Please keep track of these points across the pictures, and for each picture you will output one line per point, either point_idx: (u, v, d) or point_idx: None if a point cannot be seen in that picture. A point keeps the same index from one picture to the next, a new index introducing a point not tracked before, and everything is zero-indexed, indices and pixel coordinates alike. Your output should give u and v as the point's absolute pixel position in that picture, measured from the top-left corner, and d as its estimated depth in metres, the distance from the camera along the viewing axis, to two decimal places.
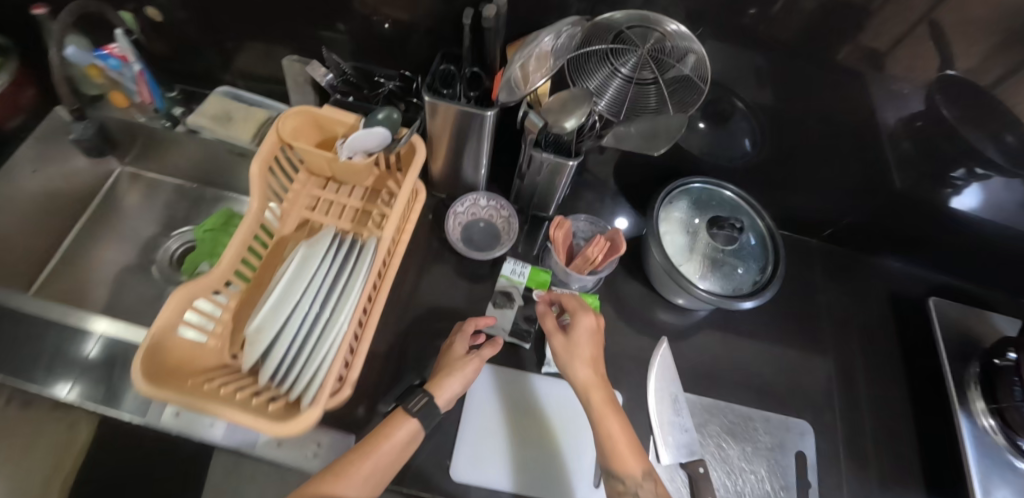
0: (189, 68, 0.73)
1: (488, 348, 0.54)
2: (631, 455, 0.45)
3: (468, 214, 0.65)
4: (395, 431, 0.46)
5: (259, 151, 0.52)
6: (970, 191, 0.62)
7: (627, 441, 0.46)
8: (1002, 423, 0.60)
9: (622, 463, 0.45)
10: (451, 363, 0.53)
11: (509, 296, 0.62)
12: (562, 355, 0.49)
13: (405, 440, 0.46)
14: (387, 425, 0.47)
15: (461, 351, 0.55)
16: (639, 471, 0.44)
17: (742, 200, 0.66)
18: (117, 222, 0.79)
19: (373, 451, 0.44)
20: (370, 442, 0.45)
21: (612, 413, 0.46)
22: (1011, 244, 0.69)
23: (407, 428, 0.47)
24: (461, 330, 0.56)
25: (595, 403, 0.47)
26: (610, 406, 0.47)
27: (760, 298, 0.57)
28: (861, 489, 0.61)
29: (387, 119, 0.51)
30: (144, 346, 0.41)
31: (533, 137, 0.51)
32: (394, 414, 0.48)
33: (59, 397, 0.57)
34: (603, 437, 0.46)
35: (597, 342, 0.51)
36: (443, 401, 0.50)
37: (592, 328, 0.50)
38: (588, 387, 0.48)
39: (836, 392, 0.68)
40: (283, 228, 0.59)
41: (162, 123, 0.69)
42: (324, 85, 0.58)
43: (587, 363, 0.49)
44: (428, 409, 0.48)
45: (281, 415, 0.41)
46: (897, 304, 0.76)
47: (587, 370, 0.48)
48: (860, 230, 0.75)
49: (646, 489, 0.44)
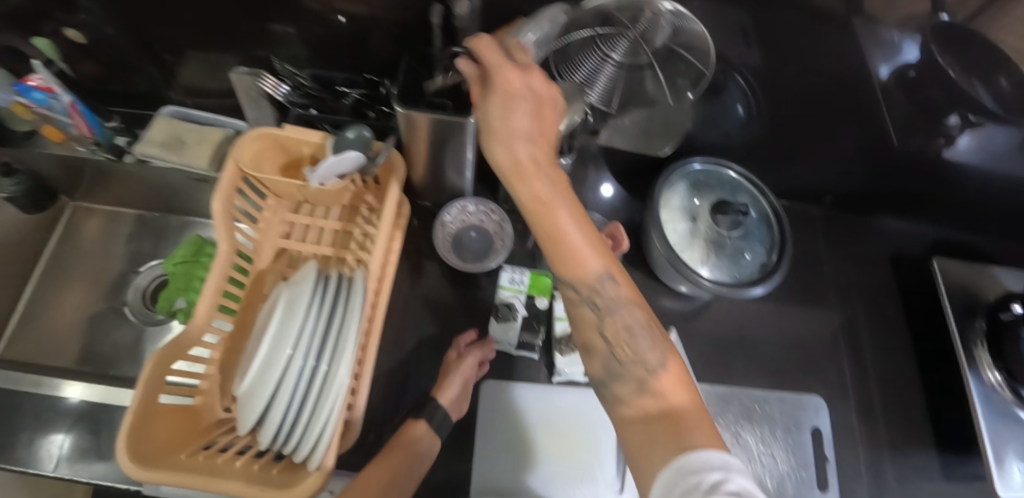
0: (127, 88, 0.66)
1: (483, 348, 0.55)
2: (584, 259, 0.35)
3: (458, 223, 0.60)
4: (412, 440, 0.46)
5: (220, 186, 0.46)
6: (961, 138, 0.59)
7: (576, 244, 0.35)
8: (1008, 377, 0.61)
9: (563, 265, 0.35)
10: (452, 368, 0.53)
11: (512, 308, 0.57)
12: (485, 133, 0.36)
13: (421, 445, 0.47)
14: (402, 436, 0.47)
15: (455, 355, 0.55)
16: (592, 271, 0.35)
17: (745, 180, 0.63)
18: (78, 264, 0.73)
19: (387, 460, 0.44)
20: (385, 456, 0.44)
21: (551, 199, 0.34)
22: (1007, 192, 0.68)
23: (423, 434, 0.47)
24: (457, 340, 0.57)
25: (526, 193, 0.35)
26: (554, 192, 0.35)
27: (770, 283, 0.55)
28: (873, 454, 0.62)
29: (357, 137, 0.46)
30: (127, 428, 0.38)
31: None
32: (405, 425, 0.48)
33: (50, 475, 0.54)
34: (545, 239, 0.35)
35: (529, 103, 0.35)
36: (451, 409, 0.51)
37: (516, 93, 0.35)
38: (514, 174, 0.35)
39: (845, 361, 0.67)
40: (261, 260, 0.54)
41: (104, 155, 0.63)
42: (282, 100, 0.54)
43: (508, 142, 0.35)
44: (438, 414, 0.49)
45: (288, 482, 0.39)
46: (898, 263, 0.75)
47: (515, 156, 0.35)
48: (858, 193, 0.73)
49: (603, 296, 0.35)
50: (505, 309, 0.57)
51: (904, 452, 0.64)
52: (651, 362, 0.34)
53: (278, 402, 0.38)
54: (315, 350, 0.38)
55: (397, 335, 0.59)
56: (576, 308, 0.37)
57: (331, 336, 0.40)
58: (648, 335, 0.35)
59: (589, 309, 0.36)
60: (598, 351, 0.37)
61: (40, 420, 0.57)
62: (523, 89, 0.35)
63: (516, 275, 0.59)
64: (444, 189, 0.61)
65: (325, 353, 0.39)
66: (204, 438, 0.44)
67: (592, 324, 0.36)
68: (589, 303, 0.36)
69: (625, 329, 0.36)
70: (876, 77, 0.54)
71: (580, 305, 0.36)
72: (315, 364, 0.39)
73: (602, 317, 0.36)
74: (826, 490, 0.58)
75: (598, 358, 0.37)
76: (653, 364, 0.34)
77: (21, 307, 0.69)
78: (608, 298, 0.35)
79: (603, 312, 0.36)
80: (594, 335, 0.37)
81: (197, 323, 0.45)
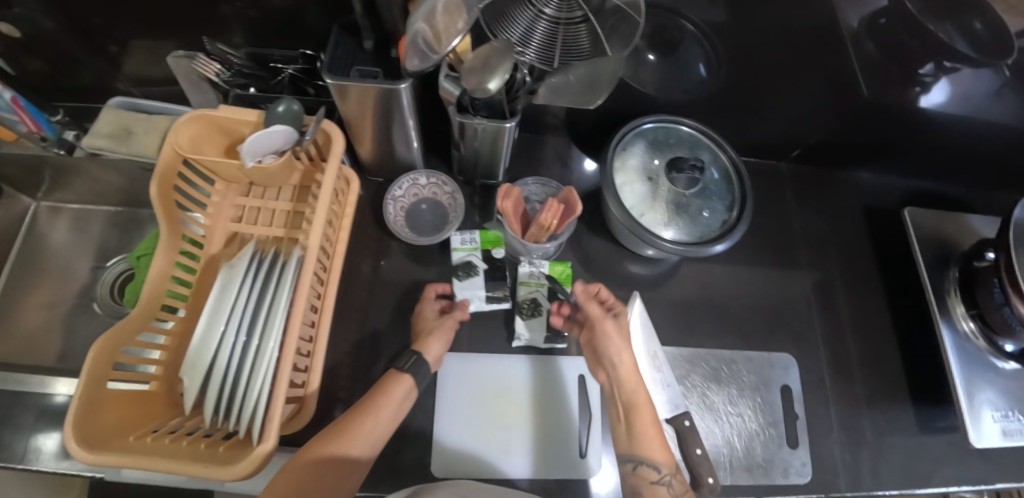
0: (74, 81, 0.65)
1: (460, 310, 0.55)
2: (661, 447, 0.45)
3: (409, 197, 0.60)
4: (392, 389, 0.45)
5: (156, 171, 0.46)
6: (937, 86, 0.57)
7: (659, 430, 0.46)
8: (982, 326, 0.60)
9: (650, 448, 0.45)
10: (428, 328, 0.53)
11: (471, 265, 0.58)
12: (616, 335, 0.51)
13: (400, 396, 0.45)
14: (382, 384, 0.46)
15: (433, 315, 0.55)
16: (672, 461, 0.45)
17: (700, 134, 0.62)
18: (45, 264, 0.72)
19: (373, 407, 0.43)
20: (368, 402, 0.44)
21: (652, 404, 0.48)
22: (983, 139, 0.66)
23: (405, 383, 0.46)
24: (429, 298, 0.56)
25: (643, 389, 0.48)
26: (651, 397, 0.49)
27: (731, 239, 0.54)
28: (848, 409, 0.62)
29: (287, 112, 0.45)
30: (72, 413, 0.38)
31: (453, 106, 0.48)
32: (386, 375, 0.47)
33: (42, 471, 0.53)
34: (641, 422, 0.46)
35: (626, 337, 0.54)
36: (433, 359, 0.51)
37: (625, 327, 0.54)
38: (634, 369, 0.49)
39: (818, 317, 0.67)
40: (212, 246, 0.54)
41: (55, 150, 0.63)
42: (219, 81, 0.52)
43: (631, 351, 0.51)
44: (418, 365, 0.48)
45: (236, 457, 0.39)
46: (872, 216, 0.74)
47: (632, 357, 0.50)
48: (828, 146, 0.71)
49: (676, 480, 0.44)
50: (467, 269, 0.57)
51: (881, 406, 0.63)
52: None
53: (215, 378, 0.39)
54: (245, 325, 0.40)
55: (363, 315, 0.59)
56: (651, 486, 0.43)
57: (261, 311, 0.41)
58: None
59: (663, 487, 0.43)
60: None
61: (16, 417, 0.56)
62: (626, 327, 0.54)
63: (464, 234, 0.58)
64: (398, 164, 0.60)
65: (256, 327, 0.40)
66: (158, 422, 0.44)
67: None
68: (666, 483, 0.43)
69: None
70: (843, 27, 0.52)
71: (657, 482, 0.43)
72: (247, 337, 0.40)
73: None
74: (797, 446, 0.58)
75: None
76: None
77: None
78: (677, 484, 0.43)
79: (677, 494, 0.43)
80: None
81: (143, 313, 0.46)
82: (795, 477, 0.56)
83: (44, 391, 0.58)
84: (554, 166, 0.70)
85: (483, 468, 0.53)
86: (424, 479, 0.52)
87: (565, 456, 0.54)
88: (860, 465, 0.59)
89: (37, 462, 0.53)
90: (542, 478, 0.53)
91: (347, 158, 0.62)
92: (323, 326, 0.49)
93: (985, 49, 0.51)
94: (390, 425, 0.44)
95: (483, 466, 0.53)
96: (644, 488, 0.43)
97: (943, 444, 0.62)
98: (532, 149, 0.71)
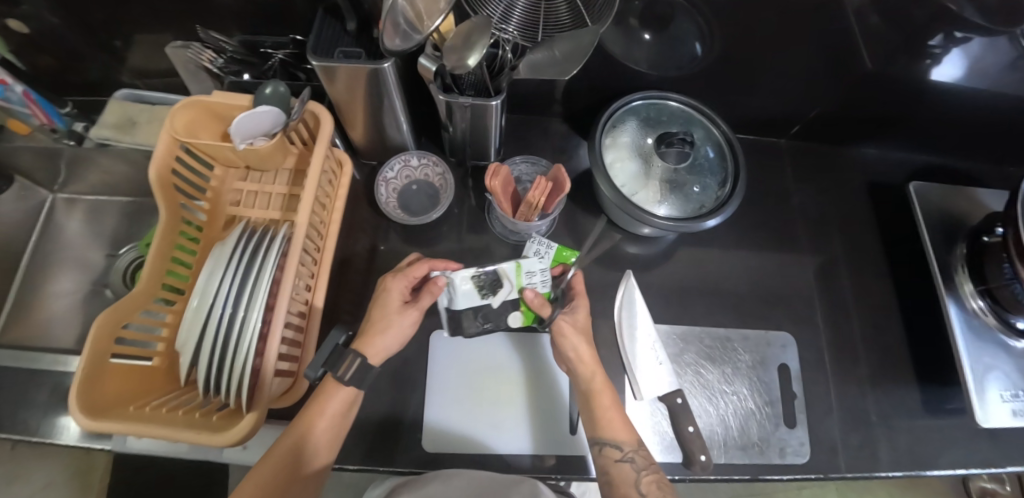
0: (83, 76, 0.67)
1: (425, 297, 0.51)
2: (622, 427, 0.48)
3: (401, 179, 0.62)
4: (329, 403, 0.45)
5: (154, 155, 0.47)
6: (949, 57, 0.55)
7: (620, 413, 0.48)
8: (992, 304, 0.58)
9: (610, 430, 0.47)
10: (382, 320, 0.49)
11: (500, 286, 0.56)
12: (572, 332, 0.51)
13: (338, 410, 0.46)
14: (318, 400, 0.45)
15: (399, 301, 0.50)
16: (633, 437, 0.48)
17: (692, 110, 0.61)
18: (61, 256, 0.73)
19: (306, 431, 0.44)
20: (302, 424, 0.44)
21: (607, 386, 0.50)
22: (995, 111, 0.63)
23: (341, 397, 0.46)
24: (404, 275, 0.52)
25: (593, 377, 0.50)
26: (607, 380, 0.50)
27: (722, 213, 0.53)
28: (849, 388, 0.61)
29: (274, 94, 0.47)
30: (77, 381, 0.40)
31: (433, 85, 0.47)
32: (324, 384, 0.46)
33: (64, 443, 0.53)
34: (600, 408, 0.48)
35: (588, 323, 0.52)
36: (374, 355, 0.48)
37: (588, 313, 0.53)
38: (586, 361, 0.50)
39: (818, 296, 0.65)
40: (212, 229, 0.56)
41: (65, 142, 0.67)
42: (215, 69, 0.54)
43: (584, 339, 0.51)
44: (363, 369, 0.46)
45: (228, 426, 0.41)
46: (876, 193, 0.72)
47: (586, 347, 0.51)
48: (828, 121, 0.70)
49: (639, 456, 0.47)
50: (490, 282, 0.55)
51: (885, 386, 0.61)
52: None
53: (204, 350, 0.41)
54: (231, 298, 0.42)
55: (361, 299, 0.59)
56: (617, 464, 0.46)
57: (246, 286, 0.42)
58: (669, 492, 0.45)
59: (625, 463, 0.46)
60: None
61: (31, 394, 0.56)
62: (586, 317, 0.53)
63: (538, 277, 0.56)
64: (391, 147, 0.61)
65: (242, 301, 0.42)
66: (159, 395, 0.46)
67: (631, 477, 0.45)
68: (629, 460, 0.46)
69: (656, 483, 0.45)
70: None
71: (621, 460, 0.46)
72: (234, 311, 0.42)
73: (641, 473, 0.46)
74: (795, 426, 0.57)
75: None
76: None
77: (11, 299, 0.70)
78: (641, 459, 0.47)
79: (639, 469, 0.46)
80: (630, 490, 0.45)
81: (145, 290, 0.47)
82: (793, 457, 0.56)
83: (61, 370, 0.58)
84: (548, 148, 0.70)
85: (471, 443, 0.54)
86: (418, 454, 0.53)
87: (554, 433, 0.55)
88: (863, 445, 0.58)
89: (59, 436, 0.53)
90: (531, 453, 0.54)
91: (341, 143, 0.63)
92: (316, 305, 0.51)
93: (995, 16, 0.48)
94: (332, 441, 0.45)
95: (472, 441, 0.54)
96: (610, 466, 0.46)
97: (952, 426, 0.60)
98: (525, 130, 0.71)
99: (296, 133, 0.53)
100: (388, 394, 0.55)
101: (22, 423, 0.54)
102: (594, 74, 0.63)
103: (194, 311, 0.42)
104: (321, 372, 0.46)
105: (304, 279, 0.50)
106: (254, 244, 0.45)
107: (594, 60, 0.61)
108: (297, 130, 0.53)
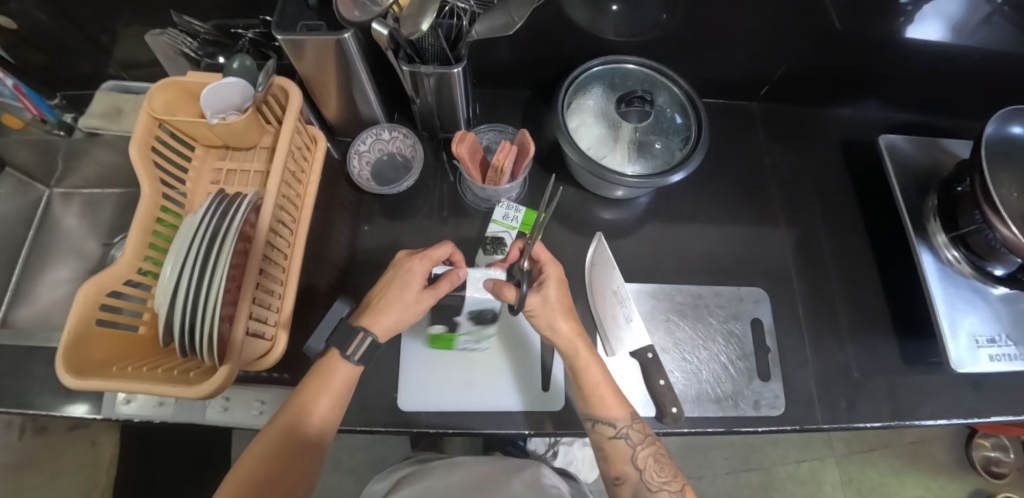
0: (73, 71, 0.70)
1: (445, 284, 0.50)
2: (614, 403, 0.50)
3: (374, 151, 0.65)
4: (330, 380, 0.48)
5: (134, 135, 0.49)
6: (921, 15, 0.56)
7: (612, 389, 0.50)
8: (967, 253, 0.58)
9: (606, 411, 0.49)
10: (400, 300, 0.49)
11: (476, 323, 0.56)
12: (546, 311, 0.50)
13: (340, 388, 0.48)
14: (322, 373, 0.48)
15: (419, 286, 0.50)
16: (625, 413, 0.50)
17: (655, 72, 0.62)
18: (60, 247, 0.77)
19: (309, 406, 0.47)
20: (305, 398, 0.47)
21: (597, 362, 0.50)
22: (965, 63, 0.63)
23: (344, 372, 0.48)
24: (427, 257, 0.51)
25: (580, 359, 0.50)
26: (594, 355, 0.51)
27: (687, 168, 0.53)
28: (825, 342, 0.61)
29: (241, 68, 0.51)
30: (63, 344, 0.42)
31: (388, 50, 0.48)
32: (329, 357, 0.49)
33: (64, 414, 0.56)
34: (588, 386, 0.50)
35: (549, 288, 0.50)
36: (381, 331, 0.49)
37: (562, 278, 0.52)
38: (568, 336, 0.50)
39: (792, 254, 0.66)
40: (193, 207, 0.58)
41: (57, 132, 0.70)
42: (191, 53, 0.57)
43: (565, 315, 0.50)
44: (371, 348, 0.48)
45: (202, 381, 0.43)
46: (849, 151, 0.72)
47: (569, 325, 0.50)
48: (794, 83, 0.70)
49: (634, 430, 0.50)
50: (477, 315, 0.55)
51: (863, 339, 0.62)
52: (672, 481, 0.49)
53: (175, 316, 0.40)
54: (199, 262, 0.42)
55: (341, 271, 0.61)
56: (611, 441, 0.50)
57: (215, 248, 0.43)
58: (666, 465, 0.50)
59: (621, 439, 0.49)
60: (628, 477, 0.50)
61: (30, 369, 0.59)
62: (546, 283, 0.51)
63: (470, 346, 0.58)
64: (363, 122, 0.63)
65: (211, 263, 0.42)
66: (145, 360, 0.48)
67: (627, 453, 0.49)
68: (624, 436, 0.49)
69: (652, 456, 0.49)
70: None
71: (615, 437, 0.49)
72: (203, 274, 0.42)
73: (636, 449, 0.49)
74: (769, 379, 0.57)
75: (631, 484, 0.50)
76: (677, 491, 0.48)
77: (12, 289, 0.73)
78: (637, 435, 0.50)
79: (635, 445, 0.49)
80: (626, 466, 0.50)
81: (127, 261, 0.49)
82: (768, 409, 0.56)
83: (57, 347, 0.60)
84: (520, 120, 0.72)
85: (446, 402, 0.55)
86: (398, 415, 0.55)
87: (530, 391, 0.56)
88: (840, 397, 0.58)
89: (59, 407, 0.56)
90: (510, 412, 0.55)
91: (317, 121, 0.65)
92: (293, 271, 0.53)
93: None
94: (333, 417, 0.48)
95: (449, 401, 0.55)
96: (606, 443, 0.50)
97: (931, 377, 0.60)
98: (499, 105, 0.72)
99: (269, 110, 0.55)
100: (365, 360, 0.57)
101: (22, 397, 0.57)
102: (560, 44, 0.64)
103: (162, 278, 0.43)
104: (322, 346, 0.52)
105: (278, 246, 0.51)
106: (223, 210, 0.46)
107: (561, 30, 0.62)
108: (270, 107, 0.55)
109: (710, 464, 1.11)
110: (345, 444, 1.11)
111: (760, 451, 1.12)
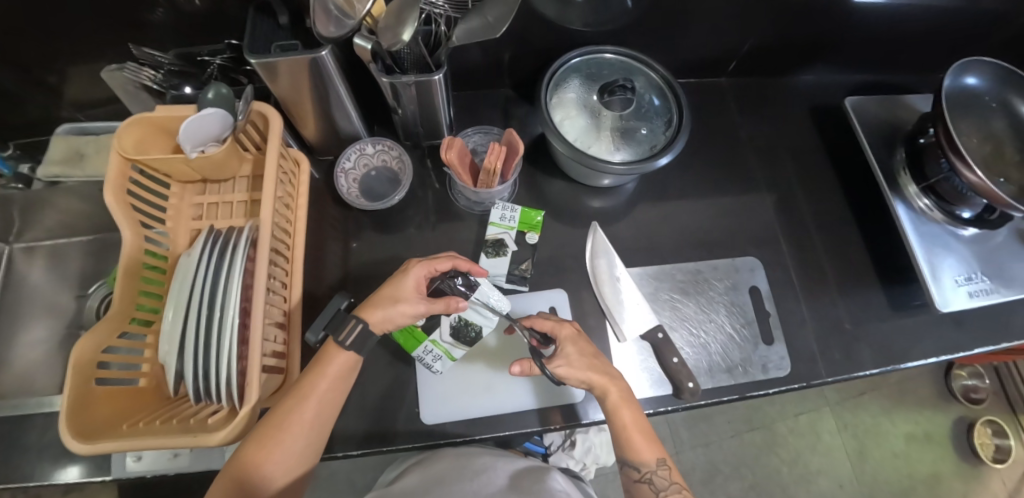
0: (21, 118, 0.66)
1: (440, 306, 0.47)
2: (647, 449, 0.47)
3: (360, 167, 0.64)
4: (331, 365, 0.45)
5: (107, 179, 0.46)
6: None
7: (642, 432, 0.47)
8: (937, 201, 0.62)
9: (636, 453, 0.47)
10: (388, 302, 0.47)
11: (451, 336, 0.57)
12: (578, 363, 0.48)
13: (339, 373, 0.45)
14: (321, 359, 0.45)
15: (413, 288, 0.48)
16: (654, 459, 0.47)
17: (629, 59, 0.63)
18: (30, 304, 0.72)
19: (302, 395, 0.43)
20: (303, 384, 0.44)
21: (626, 406, 0.47)
22: (913, 22, 0.67)
23: (341, 360, 0.45)
24: (430, 264, 0.49)
25: (612, 402, 0.47)
26: (626, 399, 0.48)
27: (673, 150, 0.55)
28: (819, 300, 0.64)
29: (218, 97, 0.49)
30: (66, 409, 0.39)
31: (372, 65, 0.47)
32: (328, 346, 0.46)
33: (66, 481, 0.52)
34: (619, 428, 0.47)
35: (562, 342, 0.49)
36: (378, 324, 0.47)
37: (576, 335, 0.50)
38: (603, 386, 0.48)
39: (778, 219, 0.68)
40: (177, 246, 0.55)
41: (14, 185, 0.69)
42: (155, 85, 0.54)
43: (592, 367, 0.48)
44: (364, 335, 0.46)
45: (222, 426, 0.42)
46: (817, 116, 0.75)
47: (591, 374, 0.47)
48: (760, 55, 0.73)
49: (660, 475, 0.47)
50: (458, 330, 0.57)
51: (852, 292, 0.65)
52: None
53: (185, 358, 0.41)
54: (205, 303, 0.42)
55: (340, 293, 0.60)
56: (636, 484, 0.47)
57: (219, 287, 0.43)
58: None
59: (646, 485, 0.46)
60: None
61: (22, 438, 0.55)
62: (562, 333, 0.50)
63: (428, 359, 0.56)
64: (343, 138, 0.62)
65: (217, 302, 0.42)
66: (153, 412, 0.46)
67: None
68: (648, 480, 0.47)
69: None
70: None
71: (641, 482, 0.47)
72: (212, 314, 0.42)
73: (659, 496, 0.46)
74: (772, 342, 0.60)
75: None
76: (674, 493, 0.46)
77: None
78: (663, 483, 0.46)
79: (660, 491, 0.46)
80: None
81: (119, 312, 0.47)
82: (775, 371, 0.59)
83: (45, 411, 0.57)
84: (501, 119, 0.72)
85: (463, 411, 0.55)
86: (420, 428, 0.54)
87: (541, 390, 0.57)
88: (838, 350, 0.61)
89: (59, 475, 0.53)
90: (532, 409, 0.56)
91: (295, 142, 0.63)
92: (295, 300, 0.52)
93: None
94: (330, 410, 0.45)
95: (465, 408, 0.55)
96: (632, 486, 0.47)
97: (917, 319, 0.64)
98: (477, 106, 0.72)
99: (247, 137, 0.54)
100: (380, 379, 0.56)
101: (18, 468, 0.54)
102: (534, 40, 0.64)
103: (168, 325, 0.42)
104: (321, 335, 0.50)
105: (279, 277, 0.50)
106: (219, 246, 0.45)
107: (533, 27, 0.62)
108: (248, 133, 0.53)
109: (716, 430, 1.15)
110: (356, 464, 1.10)
111: (762, 410, 1.16)
